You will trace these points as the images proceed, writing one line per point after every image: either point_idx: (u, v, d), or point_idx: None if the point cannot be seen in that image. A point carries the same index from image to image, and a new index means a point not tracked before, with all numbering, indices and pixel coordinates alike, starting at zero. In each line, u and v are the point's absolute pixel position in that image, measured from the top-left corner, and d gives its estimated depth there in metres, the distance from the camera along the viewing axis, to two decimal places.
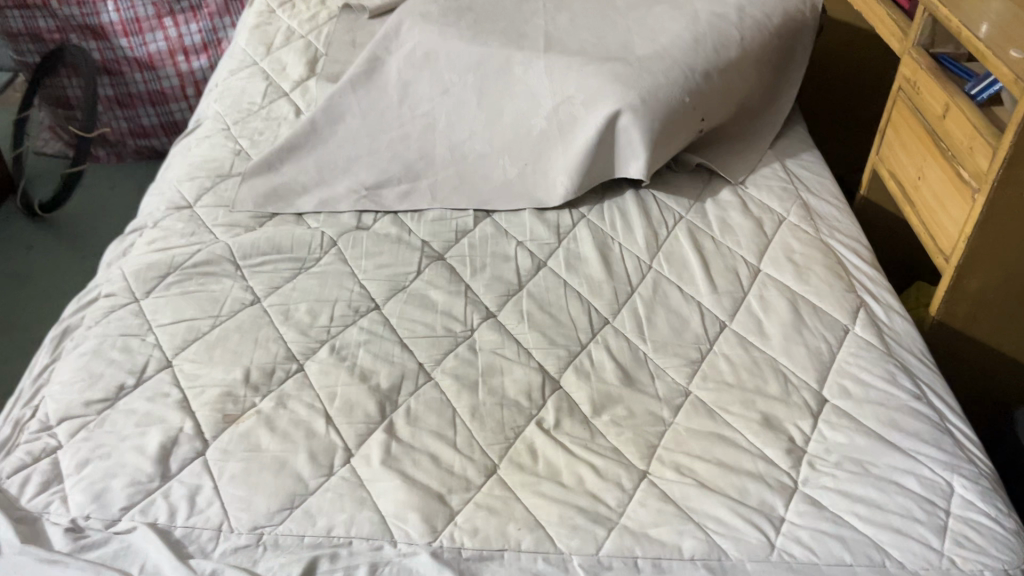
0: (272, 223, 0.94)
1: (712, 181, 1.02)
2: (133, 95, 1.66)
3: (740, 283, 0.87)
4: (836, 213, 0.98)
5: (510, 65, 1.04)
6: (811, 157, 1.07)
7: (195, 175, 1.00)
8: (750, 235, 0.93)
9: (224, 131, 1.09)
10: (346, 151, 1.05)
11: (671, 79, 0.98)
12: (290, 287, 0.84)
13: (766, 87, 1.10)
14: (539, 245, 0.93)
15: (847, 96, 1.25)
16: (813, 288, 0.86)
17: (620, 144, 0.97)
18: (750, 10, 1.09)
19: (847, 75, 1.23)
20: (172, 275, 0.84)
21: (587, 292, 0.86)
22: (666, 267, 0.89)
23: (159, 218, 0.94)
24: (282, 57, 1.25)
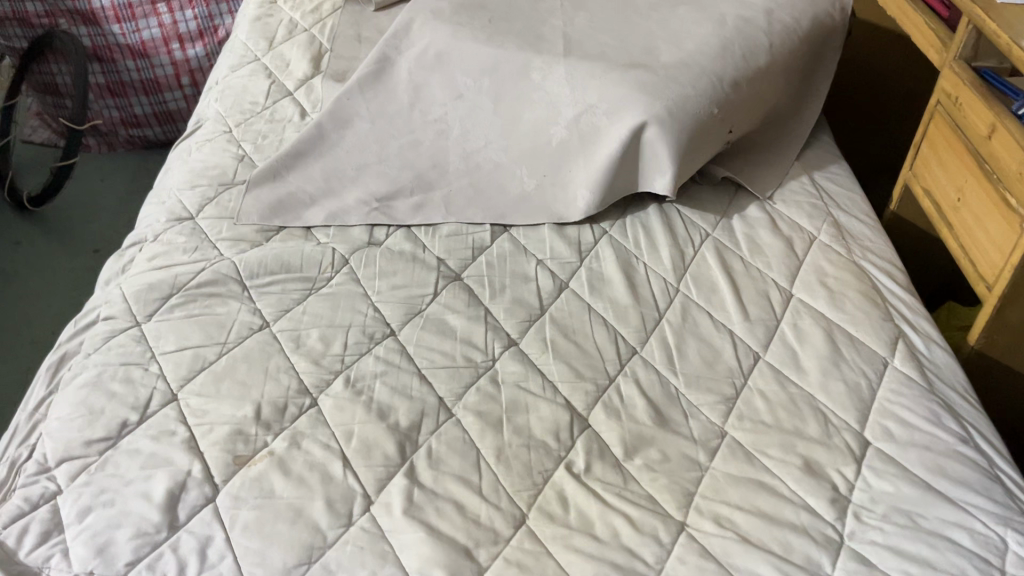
0: (279, 237, 0.89)
1: (738, 195, 0.98)
2: (125, 83, 1.60)
3: (773, 310, 0.83)
4: (868, 231, 0.94)
5: (527, 70, 0.98)
6: (839, 169, 1.03)
7: (197, 183, 0.95)
8: (780, 257, 0.89)
9: (226, 134, 1.04)
10: (356, 158, 1.00)
11: (699, 89, 0.93)
12: (300, 311, 0.79)
13: (793, 95, 1.05)
14: (561, 264, 0.89)
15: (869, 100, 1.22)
16: (849, 316, 0.82)
17: (645, 157, 0.93)
18: (778, 14, 1.04)
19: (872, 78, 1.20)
20: (175, 297, 0.80)
21: (612, 319, 0.81)
22: (694, 291, 0.85)
23: (160, 231, 0.89)
24: (285, 52, 1.19)
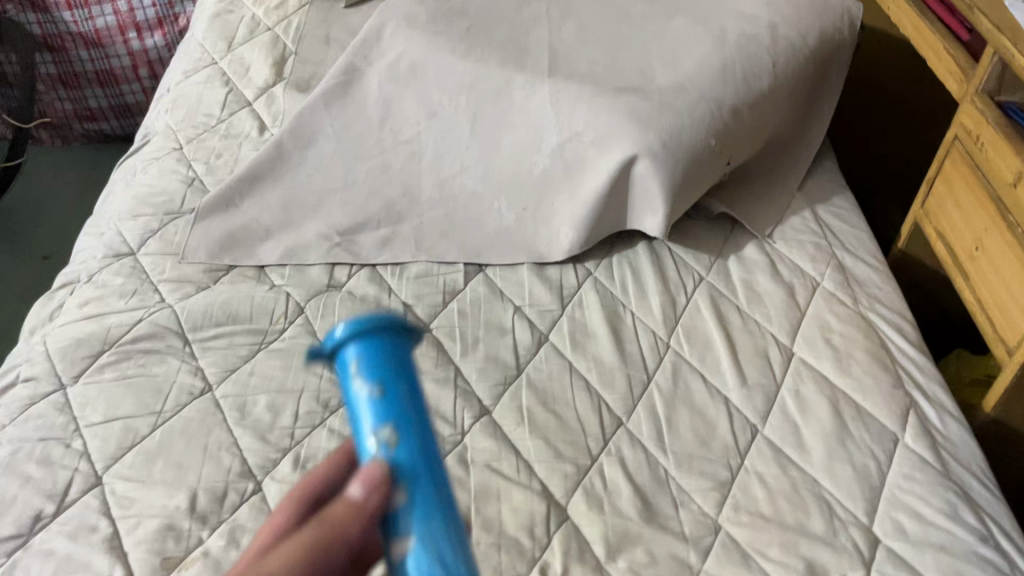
0: (229, 278, 0.80)
1: (735, 232, 0.89)
2: (79, 74, 1.50)
3: (772, 373, 0.75)
4: (874, 276, 0.86)
5: (509, 88, 0.90)
6: (845, 201, 0.95)
7: (140, 212, 0.86)
8: (781, 307, 0.81)
9: (176, 151, 0.95)
10: (317, 183, 0.91)
11: (696, 117, 0.84)
12: (248, 372, 0.71)
13: (796, 119, 0.97)
14: (540, 312, 0.80)
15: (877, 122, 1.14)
16: (856, 382, 0.74)
17: (635, 192, 0.85)
18: (783, 29, 0.95)
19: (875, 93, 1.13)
20: (106, 354, 0.71)
21: (596, 382, 0.73)
22: (686, 348, 0.77)
23: (94, 270, 0.80)
24: (245, 55, 1.10)
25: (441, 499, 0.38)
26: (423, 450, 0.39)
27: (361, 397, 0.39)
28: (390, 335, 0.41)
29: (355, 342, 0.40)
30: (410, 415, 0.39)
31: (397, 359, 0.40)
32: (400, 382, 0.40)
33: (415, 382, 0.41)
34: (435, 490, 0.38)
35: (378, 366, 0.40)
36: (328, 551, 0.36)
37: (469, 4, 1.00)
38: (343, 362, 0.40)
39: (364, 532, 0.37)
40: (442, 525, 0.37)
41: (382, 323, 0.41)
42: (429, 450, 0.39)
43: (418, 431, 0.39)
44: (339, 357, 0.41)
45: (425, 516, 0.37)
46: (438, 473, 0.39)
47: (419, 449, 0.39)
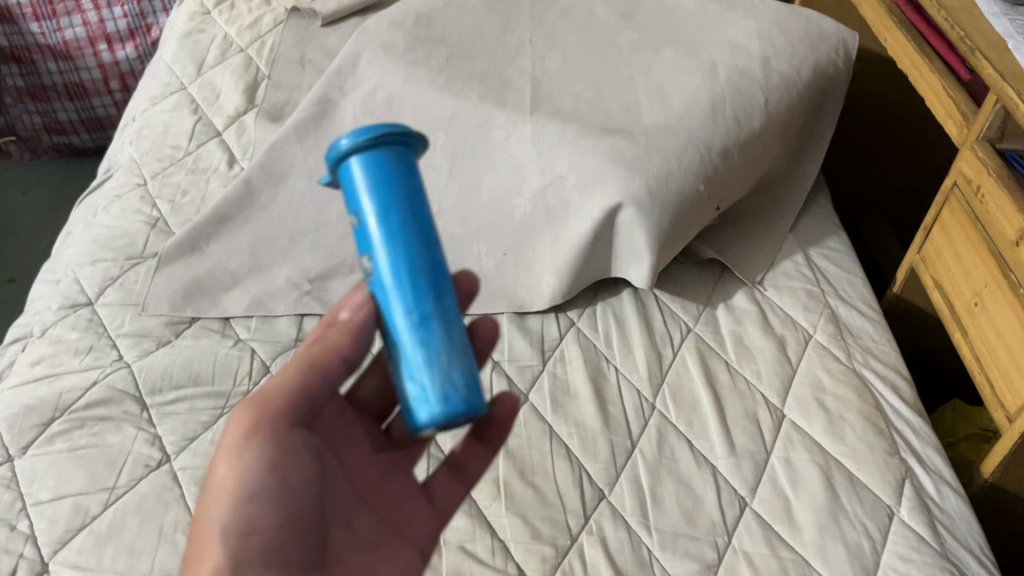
0: (191, 333, 0.76)
1: (725, 279, 0.86)
2: (47, 87, 1.45)
3: (762, 440, 0.71)
4: (869, 326, 0.82)
5: (489, 126, 0.87)
6: (839, 243, 0.91)
7: (99, 257, 0.82)
8: (772, 364, 0.77)
9: (140, 188, 0.90)
10: (287, 224, 0.86)
11: (684, 161, 0.80)
12: (208, 440, 0.67)
13: (789, 156, 0.93)
14: (520, 368, 0.76)
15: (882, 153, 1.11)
16: (850, 449, 0.71)
17: (620, 241, 0.80)
18: (776, 62, 0.91)
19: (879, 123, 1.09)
20: (56, 423, 0.67)
21: (577, 449, 0.70)
22: (672, 410, 0.73)
23: (49, 324, 0.76)
24: (215, 79, 1.05)
25: (438, 305, 0.45)
26: (426, 262, 0.46)
27: (369, 222, 0.45)
28: (392, 147, 0.46)
29: (361, 156, 0.45)
30: (412, 222, 0.45)
31: (397, 151, 0.46)
32: (399, 200, 0.45)
33: (416, 177, 0.46)
34: (435, 288, 0.45)
35: (386, 182, 0.45)
36: (319, 366, 0.48)
37: (449, 33, 0.96)
38: (349, 177, 0.46)
39: (341, 362, 0.48)
40: (443, 339, 0.44)
41: (384, 135, 0.45)
42: (427, 236, 0.46)
43: (421, 247, 0.46)
44: (344, 169, 0.46)
45: (423, 314, 0.45)
46: (434, 261, 0.46)
47: (420, 254, 0.45)
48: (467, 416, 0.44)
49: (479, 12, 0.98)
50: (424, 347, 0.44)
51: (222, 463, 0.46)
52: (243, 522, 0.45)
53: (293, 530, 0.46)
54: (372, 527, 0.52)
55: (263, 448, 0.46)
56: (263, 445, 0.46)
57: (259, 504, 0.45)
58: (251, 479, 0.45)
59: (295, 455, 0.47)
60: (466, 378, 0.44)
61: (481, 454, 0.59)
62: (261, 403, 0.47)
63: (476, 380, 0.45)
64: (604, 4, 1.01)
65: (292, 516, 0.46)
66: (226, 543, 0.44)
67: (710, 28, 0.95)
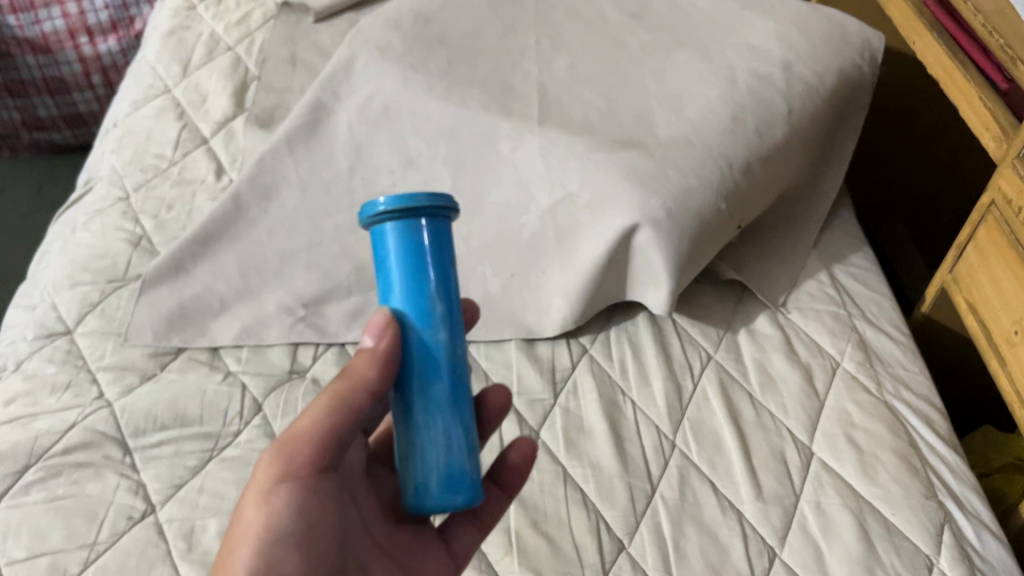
0: (177, 365, 0.71)
1: (744, 300, 0.81)
2: (25, 82, 1.38)
3: (790, 482, 0.67)
4: (899, 351, 0.78)
5: (493, 137, 0.81)
6: (863, 260, 0.87)
7: (78, 280, 0.76)
8: (798, 396, 0.73)
9: (122, 202, 0.85)
10: (279, 243, 0.80)
11: (704, 178, 0.75)
12: (197, 488, 0.62)
13: (811, 167, 0.88)
14: (530, 402, 0.71)
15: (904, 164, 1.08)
16: (884, 492, 0.66)
17: (635, 263, 0.75)
18: (799, 67, 0.85)
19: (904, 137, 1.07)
20: (31, 471, 0.62)
21: (593, 493, 0.65)
22: (694, 449, 0.69)
23: (23, 356, 0.71)
24: (201, 82, 0.99)
25: (453, 391, 0.45)
26: (447, 345, 0.45)
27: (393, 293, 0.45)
28: (428, 218, 0.45)
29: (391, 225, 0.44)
30: (438, 301, 0.45)
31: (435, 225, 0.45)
32: (409, 282, 0.44)
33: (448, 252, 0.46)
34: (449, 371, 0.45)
35: (417, 262, 0.44)
36: (342, 405, 0.47)
37: (449, 32, 0.89)
38: (382, 246, 0.45)
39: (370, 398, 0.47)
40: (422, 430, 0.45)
41: (425, 207, 0.44)
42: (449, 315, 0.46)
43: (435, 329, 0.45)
44: (378, 234, 0.45)
45: (436, 400, 0.45)
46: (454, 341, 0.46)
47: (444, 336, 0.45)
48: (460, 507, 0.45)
49: (480, 11, 0.92)
50: (433, 431, 0.44)
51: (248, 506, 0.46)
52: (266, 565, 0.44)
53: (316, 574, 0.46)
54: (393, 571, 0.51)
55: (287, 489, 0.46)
56: (288, 486, 0.46)
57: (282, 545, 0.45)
58: (278, 520, 0.45)
59: (323, 493, 0.47)
60: (467, 471, 0.45)
61: (501, 504, 0.59)
62: (285, 443, 0.47)
63: (475, 470, 0.46)
64: (614, 2, 0.94)
65: (314, 560, 0.46)
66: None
67: (726, 29, 0.89)
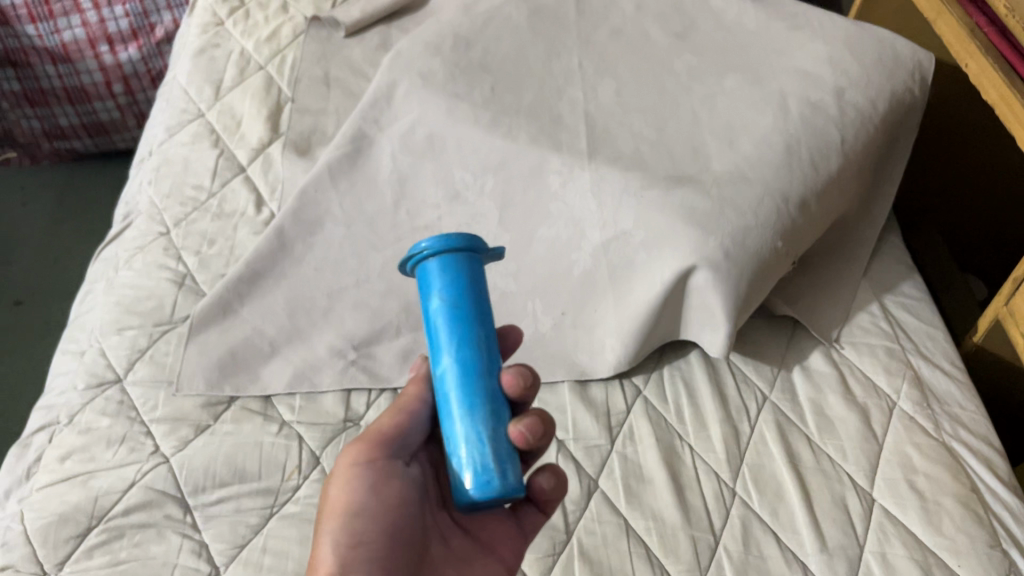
0: (231, 415, 0.70)
1: (796, 336, 0.81)
2: (46, 91, 1.36)
3: (853, 532, 0.66)
4: (955, 388, 0.77)
5: (543, 171, 0.79)
6: (915, 289, 0.85)
7: (125, 324, 0.75)
8: (857, 439, 0.72)
9: (163, 237, 0.83)
10: (325, 280, 0.79)
11: (762, 217, 0.73)
12: (259, 548, 0.62)
13: (862, 194, 0.86)
14: (587, 448, 0.71)
15: (964, 177, 1.11)
16: (949, 541, 0.66)
17: (692, 303, 0.74)
18: (852, 92, 0.82)
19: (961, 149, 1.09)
20: (93, 534, 0.61)
21: (656, 546, 0.65)
22: (755, 497, 0.68)
23: (76, 408, 0.70)
24: (234, 105, 0.97)
25: (482, 392, 0.46)
26: (476, 352, 0.47)
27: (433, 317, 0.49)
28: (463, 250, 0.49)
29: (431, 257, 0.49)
30: (473, 313, 0.48)
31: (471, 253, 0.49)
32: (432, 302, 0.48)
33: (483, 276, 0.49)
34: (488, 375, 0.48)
35: (453, 282, 0.48)
36: (407, 410, 0.53)
37: (491, 57, 0.87)
38: (425, 276, 0.49)
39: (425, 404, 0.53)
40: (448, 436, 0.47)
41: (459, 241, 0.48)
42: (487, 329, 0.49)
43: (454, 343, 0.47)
44: (422, 268, 0.49)
45: (472, 400, 0.46)
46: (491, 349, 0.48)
47: (477, 344, 0.47)
48: (502, 495, 0.45)
49: (522, 32, 0.89)
50: (472, 424, 0.46)
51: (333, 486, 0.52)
52: (352, 535, 0.49)
53: (396, 544, 0.50)
54: (471, 548, 0.55)
55: (366, 472, 0.51)
56: (366, 470, 0.51)
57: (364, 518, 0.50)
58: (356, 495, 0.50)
59: (397, 476, 0.52)
60: (509, 464, 0.45)
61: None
62: (362, 436, 0.53)
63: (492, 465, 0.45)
64: (658, 20, 0.91)
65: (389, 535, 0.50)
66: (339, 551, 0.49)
67: (775, 51, 0.87)
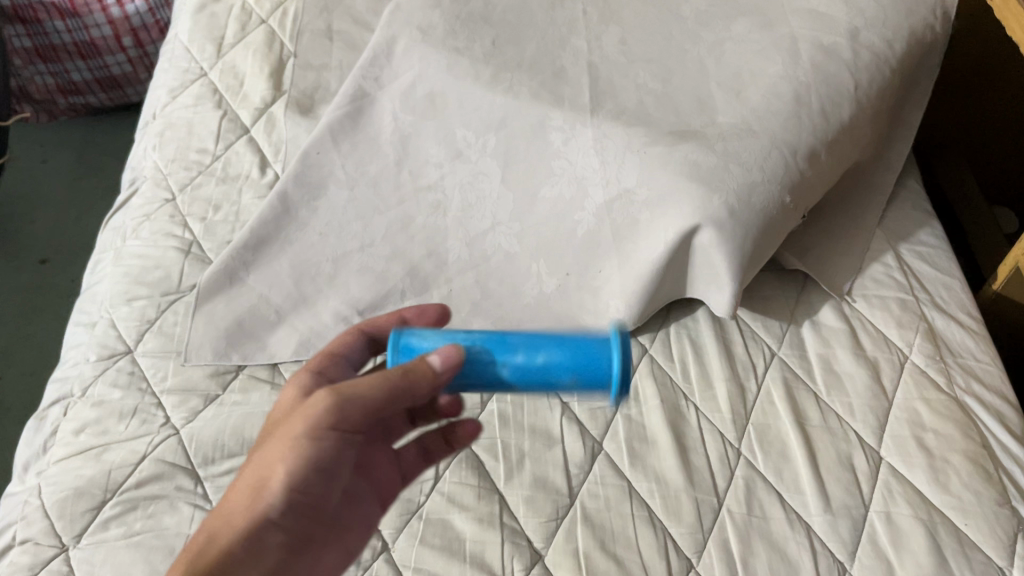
0: (239, 385, 0.72)
1: (807, 290, 0.79)
2: (57, 47, 1.35)
3: (858, 492, 0.66)
4: (970, 340, 0.75)
5: (544, 128, 0.77)
6: (932, 236, 0.83)
7: (134, 295, 0.76)
8: (864, 396, 0.71)
9: (169, 204, 0.84)
10: (330, 245, 0.79)
11: (768, 171, 0.70)
12: None
13: (878, 140, 0.83)
14: (591, 410, 0.71)
15: (990, 108, 1.06)
16: (955, 499, 0.65)
17: (696, 261, 0.73)
18: (867, 34, 0.78)
19: (988, 81, 1.04)
20: (108, 506, 0.63)
21: (659, 508, 0.65)
22: (759, 456, 0.68)
23: (89, 381, 0.71)
24: (236, 63, 0.96)
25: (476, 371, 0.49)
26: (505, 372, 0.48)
27: (564, 341, 0.48)
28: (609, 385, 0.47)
29: (612, 348, 0.47)
30: (541, 379, 0.48)
31: (613, 385, 0.46)
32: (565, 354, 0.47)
33: (597, 356, 0.47)
34: (504, 351, 0.49)
35: (569, 377, 0.47)
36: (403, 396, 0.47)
37: (491, 7, 0.84)
38: (598, 355, 0.47)
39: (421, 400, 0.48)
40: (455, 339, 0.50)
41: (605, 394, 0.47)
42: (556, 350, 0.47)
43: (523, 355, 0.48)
44: (602, 351, 0.47)
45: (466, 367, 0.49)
46: (536, 349, 0.48)
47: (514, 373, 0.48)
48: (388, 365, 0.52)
49: None
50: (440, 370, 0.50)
51: (292, 437, 0.47)
52: (296, 490, 0.48)
53: (325, 494, 0.50)
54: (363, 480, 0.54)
55: (335, 438, 0.48)
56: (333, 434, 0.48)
57: (311, 481, 0.48)
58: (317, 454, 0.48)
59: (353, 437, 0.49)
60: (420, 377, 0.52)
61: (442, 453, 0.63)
62: (348, 403, 0.47)
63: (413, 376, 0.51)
64: None
65: (323, 488, 0.49)
66: (281, 497, 0.47)
67: None
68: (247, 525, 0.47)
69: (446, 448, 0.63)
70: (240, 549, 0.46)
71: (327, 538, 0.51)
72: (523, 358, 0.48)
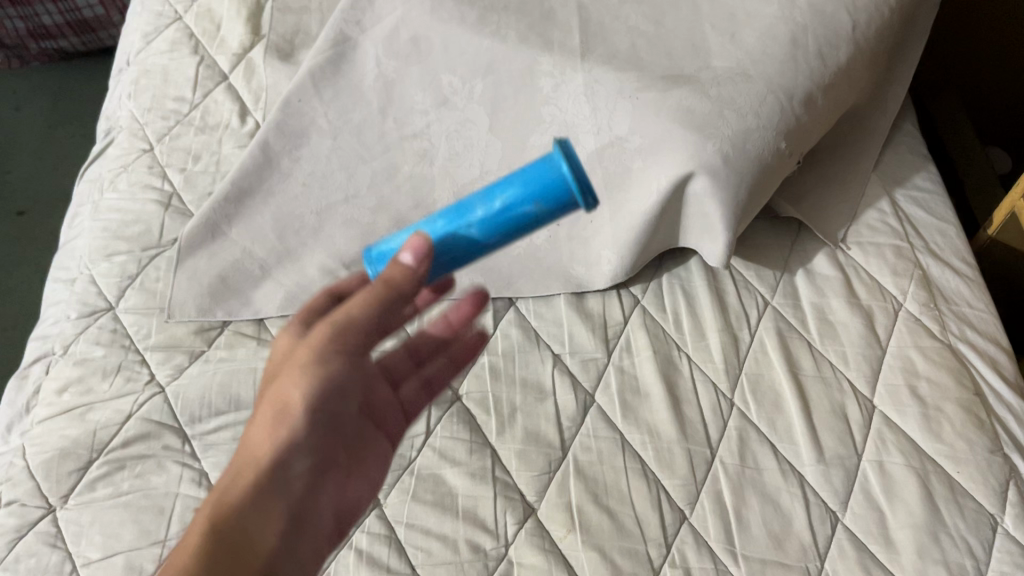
0: (225, 341, 0.70)
1: (801, 238, 0.78)
2: None
3: (852, 441, 0.66)
4: (965, 287, 0.74)
5: (533, 74, 0.75)
6: (928, 180, 0.82)
7: (114, 250, 0.74)
8: (858, 345, 0.71)
9: (146, 155, 0.81)
10: (313, 196, 0.77)
11: (763, 117, 0.69)
12: None
13: (875, 82, 0.81)
14: (583, 362, 0.71)
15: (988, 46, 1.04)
16: (948, 448, 0.65)
17: (689, 210, 0.71)
18: None
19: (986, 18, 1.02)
20: (95, 467, 0.62)
21: (651, 460, 0.65)
22: (753, 407, 0.68)
23: (70, 339, 0.70)
24: (212, 6, 0.92)
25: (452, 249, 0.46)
26: (478, 240, 0.45)
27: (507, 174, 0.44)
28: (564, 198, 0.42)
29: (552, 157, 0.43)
30: (512, 226, 0.44)
31: (573, 183, 0.42)
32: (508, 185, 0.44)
33: (545, 170, 0.43)
34: (464, 213, 0.46)
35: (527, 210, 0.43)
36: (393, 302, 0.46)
37: None
38: (542, 165, 0.43)
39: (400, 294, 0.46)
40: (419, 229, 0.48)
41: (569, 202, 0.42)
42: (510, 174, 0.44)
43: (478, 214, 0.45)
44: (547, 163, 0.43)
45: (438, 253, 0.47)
46: (492, 195, 0.44)
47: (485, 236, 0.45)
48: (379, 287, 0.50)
49: None
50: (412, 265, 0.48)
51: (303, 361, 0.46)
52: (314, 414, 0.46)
53: (341, 423, 0.48)
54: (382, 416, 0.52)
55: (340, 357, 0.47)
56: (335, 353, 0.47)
57: (330, 398, 0.47)
58: (329, 375, 0.46)
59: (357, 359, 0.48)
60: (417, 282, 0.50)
61: (448, 371, 0.58)
62: (352, 319, 0.46)
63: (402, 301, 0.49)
64: None
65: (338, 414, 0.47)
66: (303, 424, 0.45)
67: None
68: (274, 452, 0.45)
69: (451, 368, 0.58)
70: (269, 474, 0.44)
71: (351, 471, 0.49)
72: (480, 209, 0.45)
